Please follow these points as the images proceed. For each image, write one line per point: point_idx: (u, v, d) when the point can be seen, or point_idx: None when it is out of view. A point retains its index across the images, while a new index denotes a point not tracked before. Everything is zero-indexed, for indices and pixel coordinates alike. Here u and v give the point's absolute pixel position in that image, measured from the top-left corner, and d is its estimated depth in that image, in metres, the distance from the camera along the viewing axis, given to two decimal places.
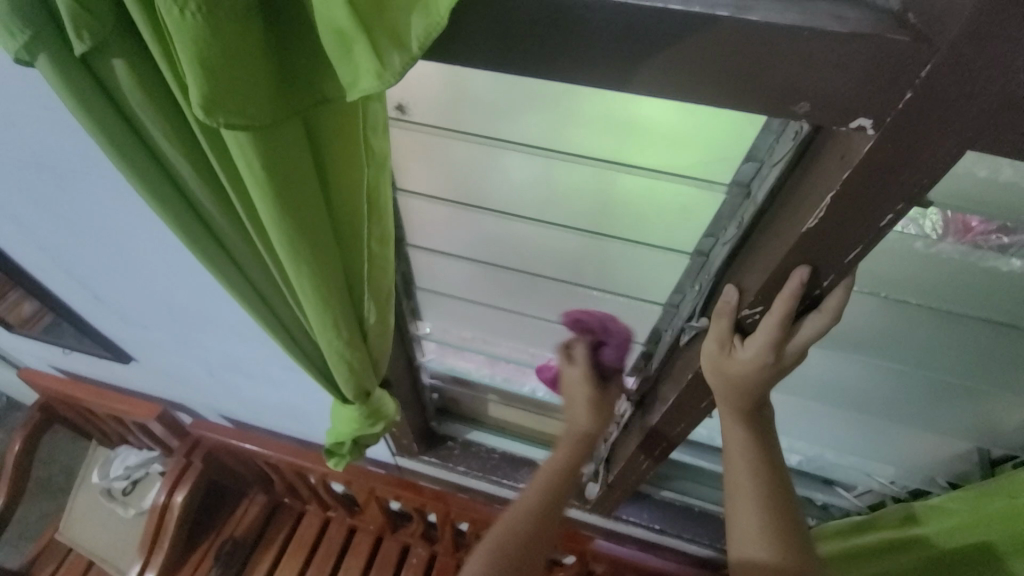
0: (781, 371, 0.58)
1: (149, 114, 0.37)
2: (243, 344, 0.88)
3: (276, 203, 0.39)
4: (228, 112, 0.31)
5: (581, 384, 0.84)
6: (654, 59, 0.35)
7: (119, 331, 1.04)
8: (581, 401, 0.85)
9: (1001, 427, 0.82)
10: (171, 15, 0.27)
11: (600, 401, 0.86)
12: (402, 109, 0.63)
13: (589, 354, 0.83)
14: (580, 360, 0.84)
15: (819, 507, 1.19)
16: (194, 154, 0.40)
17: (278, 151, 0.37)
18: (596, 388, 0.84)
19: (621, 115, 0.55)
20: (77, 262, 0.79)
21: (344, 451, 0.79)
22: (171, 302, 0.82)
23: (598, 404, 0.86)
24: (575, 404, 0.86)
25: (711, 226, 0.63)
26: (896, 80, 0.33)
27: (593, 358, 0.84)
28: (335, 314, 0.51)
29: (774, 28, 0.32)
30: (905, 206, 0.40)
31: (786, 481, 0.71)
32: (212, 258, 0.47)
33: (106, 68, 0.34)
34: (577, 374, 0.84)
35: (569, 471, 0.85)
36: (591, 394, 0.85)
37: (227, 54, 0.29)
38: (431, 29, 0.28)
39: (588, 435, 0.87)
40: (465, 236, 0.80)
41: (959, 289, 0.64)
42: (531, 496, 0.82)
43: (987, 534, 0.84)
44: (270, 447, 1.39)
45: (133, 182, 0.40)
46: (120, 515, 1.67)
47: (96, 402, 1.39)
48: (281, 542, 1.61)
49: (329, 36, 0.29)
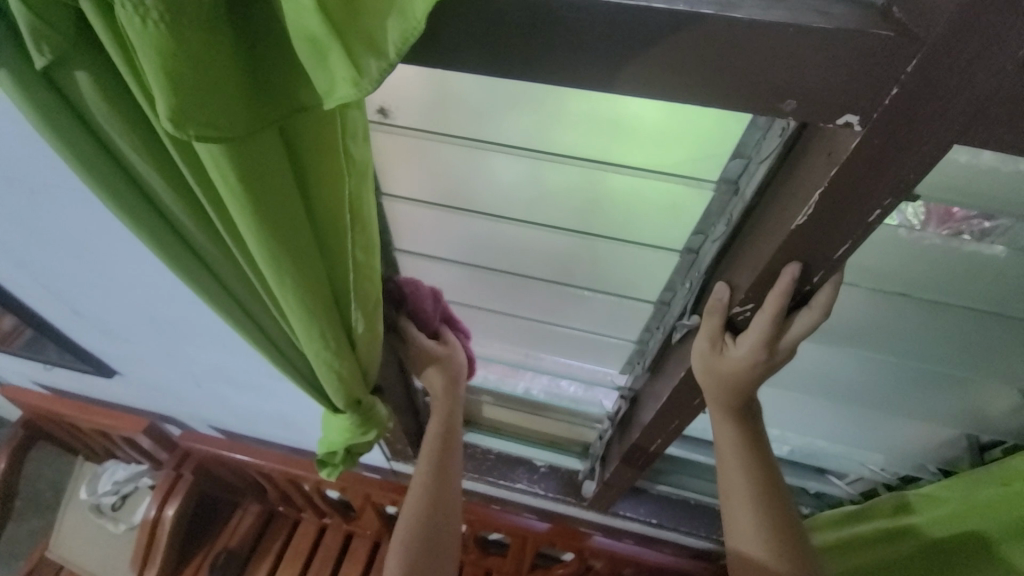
0: (773, 367, 0.58)
1: (117, 127, 0.35)
2: (229, 354, 0.86)
3: (254, 215, 0.38)
4: (198, 125, 0.29)
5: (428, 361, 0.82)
6: (639, 59, 0.34)
7: (101, 345, 1.01)
8: (430, 370, 0.83)
9: (987, 411, 0.83)
10: (133, 26, 0.26)
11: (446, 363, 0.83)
12: (384, 113, 0.61)
13: (419, 327, 0.79)
14: (413, 337, 0.79)
15: (812, 496, 1.20)
16: (166, 166, 0.38)
17: (254, 162, 0.36)
18: (434, 353, 0.81)
19: (607, 114, 0.55)
20: (53, 277, 0.77)
21: (337, 461, 0.77)
22: (154, 316, 0.80)
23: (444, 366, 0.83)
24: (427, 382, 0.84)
25: (699, 223, 0.63)
26: (883, 76, 0.32)
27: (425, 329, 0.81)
28: (321, 325, 0.50)
29: (760, 26, 0.31)
30: (892, 201, 0.40)
31: (779, 477, 0.71)
32: (191, 272, 0.46)
33: (70, 81, 0.33)
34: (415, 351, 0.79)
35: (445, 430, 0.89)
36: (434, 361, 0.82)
37: (194, 65, 0.28)
38: (408, 34, 0.27)
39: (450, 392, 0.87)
40: (453, 240, 0.79)
41: (945, 278, 0.64)
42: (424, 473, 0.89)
43: (981, 523, 0.85)
44: (262, 457, 1.37)
45: (103, 198, 0.39)
46: (110, 531, 1.63)
47: (82, 418, 1.36)
48: (276, 552, 1.59)
49: (302, 44, 0.28)
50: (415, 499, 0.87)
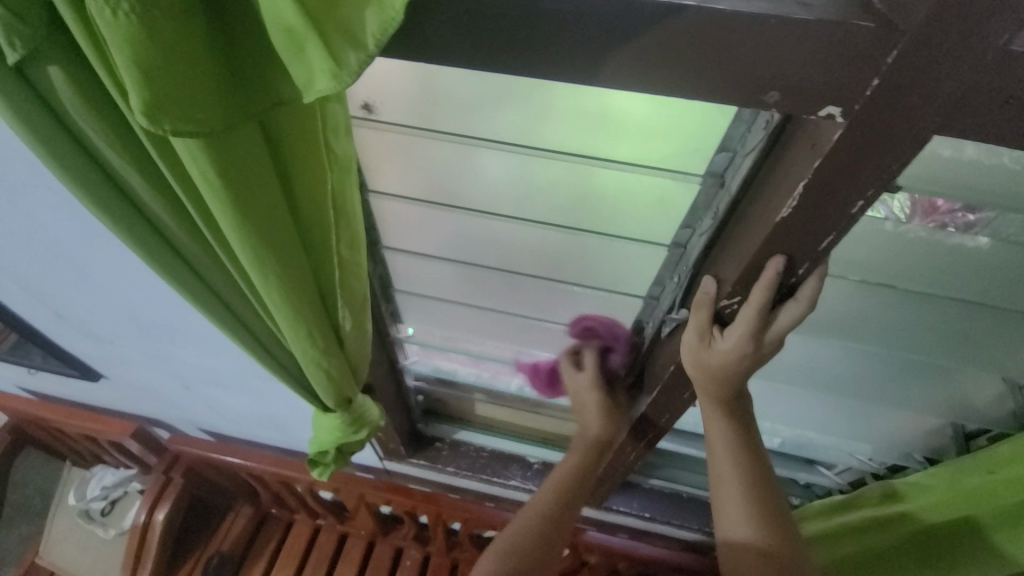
0: (761, 360, 0.58)
1: (92, 123, 0.34)
2: (218, 356, 0.85)
3: (235, 211, 0.38)
4: (174, 119, 0.29)
5: (591, 390, 0.87)
6: (622, 51, 0.34)
7: (86, 348, 1.00)
8: (591, 407, 0.88)
9: (971, 399, 0.85)
10: (103, 18, 0.25)
11: (611, 408, 0.88)
12: (369, 108, 0.61)
13: (598, 360, 0.87)
14: (588, 366, 0.87)
15: (802, 486, 1.22)
16: (144, 164, 0.38)
17: (234, 157, 0.35)
18: (603, 394, 0.87)
19: (593, 108, 0.54)
20: (35, 279, 0.75)
21: (328, 461, 0.76)
22: (138, 317, 0.79)
23: (608, 410, 0.88)
24: (584, 409, 0.88)
25: (687, 217, 0.63)
26: (862, 67, 0.33)
27: (602, 365, 0.88)
28: (308, 323, 0.50)
29: (743, 17, 0.31)
30: (875, 192, 0.40)
31: (768, 467, 0.72)
32: (174, 273, 0.45)
33: (42, 76, 0.32)
34: (583, 382, 0.87)
35: (581, 475, 0.89)
36: (602, 399, 0.87)
37: (169, 58, 0.27)
38: (386, 25, 0.27)
39: (600, 440, 0.89)
40: (442, 236, 0.78)
41: (929, 269, 0.65)
42: (544, 499, 0.88)
43: (968, 509, 0.87)
44: (254, 459, 1.36)
45: (81, 198, 0.38)
46: (100, 536, 1.61)
47: (68, 422, 1.34)
48: (270, 554, 1.58)
49: (278, 34, 0.28)
50: (526, 525, 0.85)
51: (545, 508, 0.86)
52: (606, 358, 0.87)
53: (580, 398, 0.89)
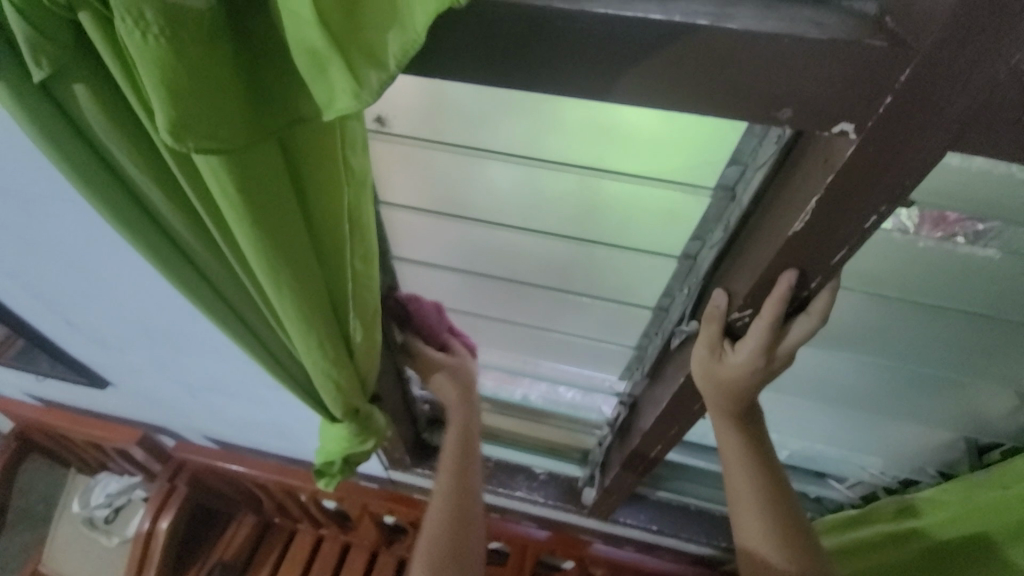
0: (772, 373, 0.58)
1: (115, 140, 0.35)
2: (226, 365, 0.86)
3: (252, 225, 0.38)
4: (198, 137, 0.29)
5: (439, 376, 0.85)
6: (636, 68, 0.34)
7: (95, 356, 1.01)
8: (443, 382, 0.86)
9: (984, 413, 0.84)
10: (133, 39, 0.26)
11: (458, 372, 0.86)
12: (381, 122, 0.61)
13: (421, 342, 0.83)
14: (420, 351, 0.83)
15: (812, 500, 1.20)
16: (164, 179, 0.38)
17: (253, 173, 0.36)
18: (444, 364, 0.85)
19: (604, 123, 0.55)
20: (49, 289, 0.76)
21: (334, 471, 0.76)
22: (149, 327, 0.79)
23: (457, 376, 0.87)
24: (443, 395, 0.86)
25: (697, 229, 0.63)
26: (877, 85, 0.33)
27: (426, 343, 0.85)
28: (321, 334, 0.50)
29: (754, 36, 0.32)
30: (888, 207, 0.40)
31: (784, 481, 0.71)
32: (189, 285, 0.46)
33: (67, 94, 0.33)
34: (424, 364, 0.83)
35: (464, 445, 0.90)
36: (444, 370, 0.85)
37: (195, 79, 0.28)
38: (408, 47, 0.27)
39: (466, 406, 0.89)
40: (452, 248, 0.79)
41: (941, 281, 0.65)
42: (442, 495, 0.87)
43: (983, 525, 0.87)
44: (259, 468, 1.36)
45: (100, 211, 0.39)
46: (103, 544, 1.61)
47: (75, 430, 1.35)
48: (272, 564, 1.57)
49: (301, 56, 0.28)
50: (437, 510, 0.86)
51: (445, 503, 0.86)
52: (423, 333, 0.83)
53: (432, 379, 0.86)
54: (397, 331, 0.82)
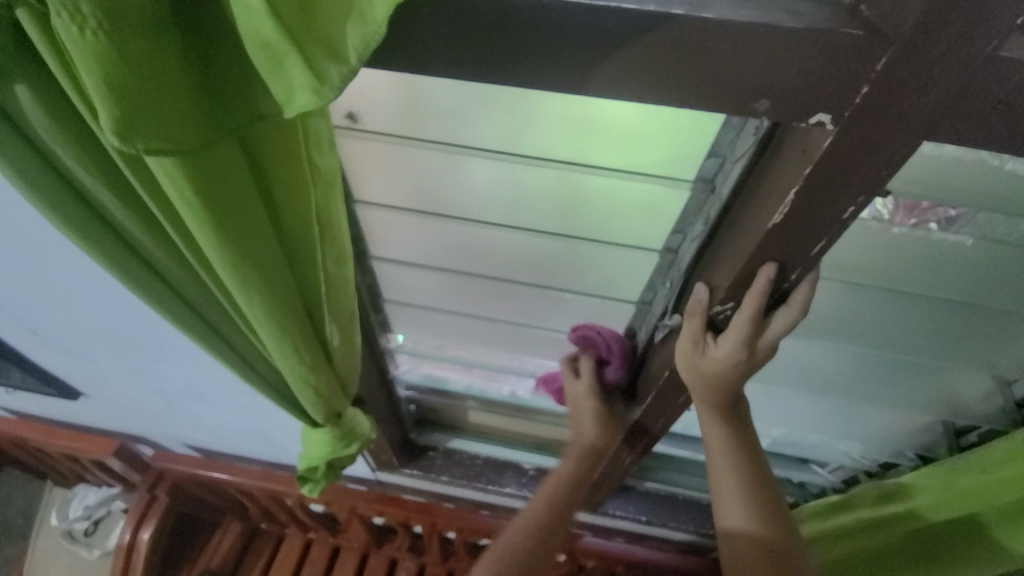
0: (755, 365, 0.58)
1: (63, 143, 0.33)
2: (203, 371, 0.83)
3: (215, 229, 0.36)
4: (148, 138, 0.27)
5: (586, 399, 0.82)
6: (611, 60, 0.33)
7: (64, 366, 0.97)
8: (587, 415, 0.83)
9: (961, 396, 0.85)
10: (68, 35, 0.24)
11: (607, 415, 0.83)
12: (353, 118, 0.60)
13: (595, 368, 0.81)
14: (584, 373, 0.82)
15: (796, 486, 1.22)
16: (119, 182, 0.36)
17: (212, 175, 0.34)
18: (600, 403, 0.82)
19: (581, 116, 0.54)
20: (9, 298, 0.73)
21: (318, 477, 0.75)
22: (119, 334, 0.76)
23: (607, 417, 0.84)
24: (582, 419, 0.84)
25: (678, 222, 0.63)
26: (852, 75, 0.33)
27: (598, 372, 0.82)
28: (294, 339, 0.48)
29: (731, 25, 0.31)
30: (865, 197, 0.40)
31: (767, 471, 0.72)
32: (154, 293, 0.44)
33: (6, 93, 0.31)
34: (581, 389, 0.82)
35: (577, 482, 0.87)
36: (597, 407, 0.82)
37: (141, 76, 0.26)
38: (369, 38, 0.26)
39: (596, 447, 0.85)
40: (431, 246, 0.77)
41: (917, 268, 0.66)
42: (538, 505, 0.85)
43: (971, 507, 0.87)
44: (242, 474, 1.33)
45: (51, 219, 0.36)
46: (84, 557, 1.57)
47: (48, 442, 1.30)
48: (260, 570, 1.54)
49: (255, 49, 0.26)
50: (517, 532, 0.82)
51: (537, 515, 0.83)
52: (604, 369, 0.81)
53: (578, 406, 0.84)
54: (578, 352, 0.83)
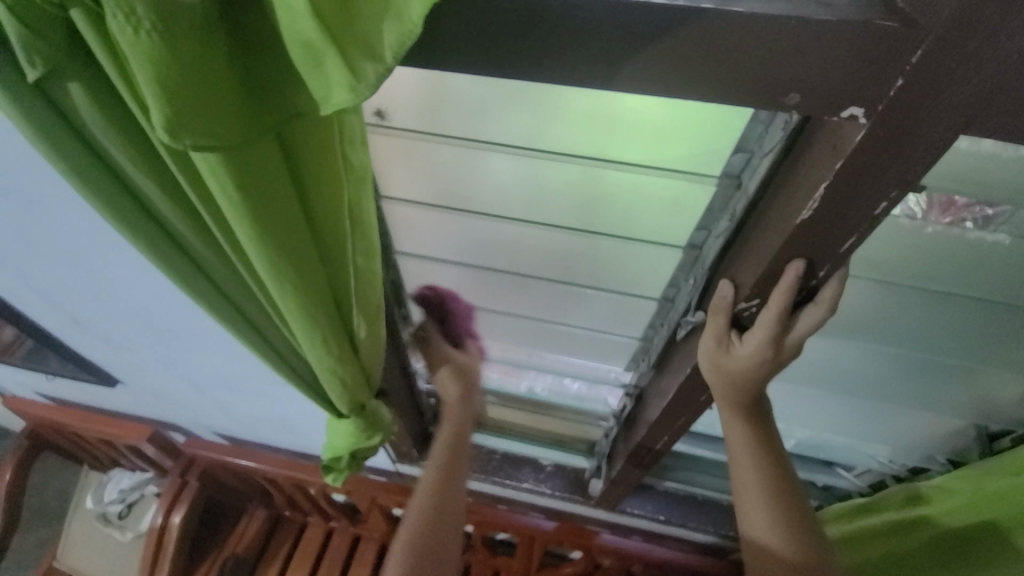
0: (780, 364, 0.58)
1: (112, 138, 0.35)
2: (232, 361, 0.86)
3: (252, 222, 0.38)
4: (194, 134, 0.29)
5: (439, 362, 0.86)
6: (639, 55, 0.34)
7: (103, 355, 1.01)
8: (443, 375, 0.87)
9: (995, 401, 0.83)
10: (124, 35, 0.26)
11: (463, 368, 0.88)
12: (381, 115, 0.61)
13: (443, 336, 0.86)
14: (439, 344, 0.86)
15: (820, 489, 1.20)
16: (162, 177, 0.38)
17: (250, 169, 0.35)
18: (452, 360, 0.86)
19: (606, 112, 0.54)
20: (54, 289, 0.77)
21: (342, 466, 0.76)
22: (154, 324, 0.79)
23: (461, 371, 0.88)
24: (446, 390, 0.88)
25: (702, 218, 0.63)
26: (888, 68, 0.32)
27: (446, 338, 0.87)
28: (325, 330, 0.50)
29: (760, 18, 0.31)
30: (898, 192, 0.39)
31: (792, 473, 0.71)
32: (193, 284, 0.46)
33: (62, 91, 0.32)
34: (432, 352, 0.85)
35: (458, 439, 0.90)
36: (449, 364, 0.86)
37: (189, 75, 0.27)
38: (404, 37, 0.27)
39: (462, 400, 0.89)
40: (454, 241, 0.78)
41: (951, 268, 0.64)
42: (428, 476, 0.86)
43: (994, 512, 0.86)
44: (267, 462, 1.37)
45: (101, 212, 0.38)
46: (117, 539, 1.64)
47: (86, 427, 1.36)
48: (283, 556, 1.59)
49: (296, 49, 0.28)
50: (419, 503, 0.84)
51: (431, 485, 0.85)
52: (446, 326, 0.87)
53: (436, 370, 0.87)
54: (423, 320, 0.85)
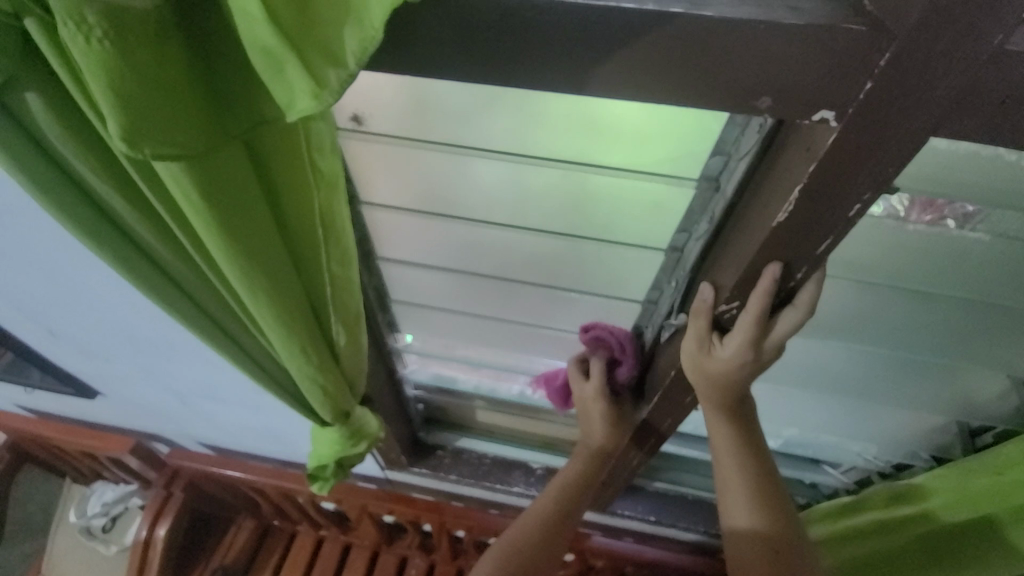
0: (763, 365, 0.58)
1: (72, 149, 0.34)
2: (215, 370, 0.85)
3: (222, 232, 0.37)
4: (155, 143, 0.28)
5: (595, 401, 0.83)
6: (610, 61, 0.33)
7: (82, 366, 0.99)
8: (597, 417, 0.84)
9: (975, 397, 0.84)
10: (75, 44, 0.25)
11: (616, 418, 0.84)
12: (358, 120, 0.60)
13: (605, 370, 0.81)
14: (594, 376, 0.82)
15: (807, 486, 1.21)
16: (127, 187, 0.37)
17: (217, 178, 0.35)
18: (608, 406, 0.82)
19: (585, 115, 0.54)
20: (28, 299, 0.75)
21: (328, 475, 0.75)
22: (133, 334, 0.78)
23: (615, 420, 0.85)
24: (592, 423, 0.85)
25: (682, 221, 0.63)
26: (855, 71, 0.32)
27: (609, 374, 0.82)
28: (301, 339, 0.49)
29: (730, 23, 0.31)
30: (872, 194, 0.39)
31: (774, 472, 0.71)
32: (165, 295, 0.45)
33: (19, 101, 0.31)
34: (589, 391, 0.82)
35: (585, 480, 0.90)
36: (606, 410, 0.83)
37: (147, 84, 0.27)
38: (365, 42, 0.26)
39: (603, 448, 0.88)
40: (436, 246, 0.78)
41: (930, 266, 0.64)
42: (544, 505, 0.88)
43: (983, 508, 0.86)
44: (255, 472, 1.35)
45: (64, 224, 0.37)
46: (102, 552, 1.60)
47: (67, 440, 1.34)
48: (273, 566, 1.57)
49: (256, 57, 0.27)
50: (526, 524, 0.86)
51: (545, 515, 0.86)
52: (616, 369, 0.81)
53: (586, 408, 0.85)
54: (590, 353, 0.83)
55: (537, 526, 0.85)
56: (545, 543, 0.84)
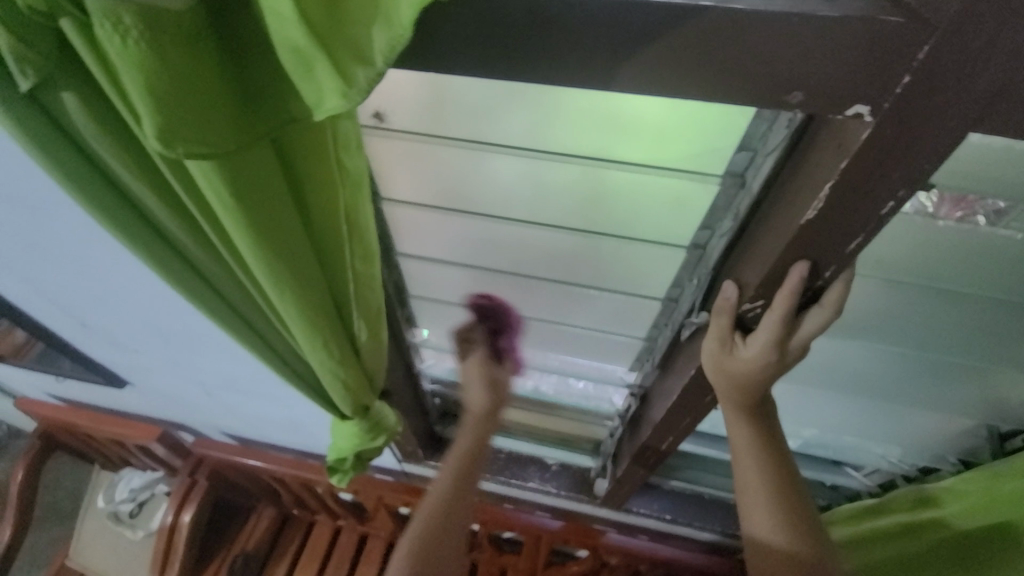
0: (787, 365, 0.57)
1: (107, 146, 0.34)
2: (238, 362, 0.86)
3: (249, 228, 0.38)
4: (186, 142, 0.28)
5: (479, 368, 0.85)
6: (636, 56, 0.33)
7: (111, 356, 1.02)
8: (476, 384, 0.85)
9: (1007, 400, 0.82)
10: (112, 44, 0.26)
11: (495, 381, 0.86)
12: (380, 117, 0.61)
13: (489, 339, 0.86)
14: (477, 344, 0.85)
15: (828, 488, 1.19)
16: (158, 184, 0.38)
17: (245, 176, 0.35)
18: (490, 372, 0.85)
19: (607, 111, 0.53)
20: (60, 292, 0.77)
21: (347, 467, 0.76)
22: (160, 327, 0.80)
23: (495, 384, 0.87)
24: (473, 391, 0.86)
25: (705, 218, 0.62)
26: (892, 64, 0.31)
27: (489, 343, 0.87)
28: (325, 334, 0.50)
29: (761, 16, 0.30)
30: (906, 191, 0.38)
31: (796, 475, 0.70)
32: (193, 289, 0.46)
33: (56, 100, 0.32)
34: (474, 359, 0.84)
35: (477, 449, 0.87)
36: (485, 376, 0.85)
37: (179, 83, 0.27)
38: (394, 41, 0.26)
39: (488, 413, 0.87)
40: (454, 243, 0.78)
41: (963, 265, 0.62)
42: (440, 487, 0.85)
43: (1002, 513, 0.84)
44: (275, 462, 1.38)
45: (98, 220, 0.38)
46: (129, 537, 1.65)
47: (96, 428, 1.38)
48: (292, 554, 1.60)
49: (286, 56, 0.27)
50: (427, 512, 0.82)
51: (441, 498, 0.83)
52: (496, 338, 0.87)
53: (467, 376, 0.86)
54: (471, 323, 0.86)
55: (436, 509, 0.82)
56: (447, 526, 0.82)
